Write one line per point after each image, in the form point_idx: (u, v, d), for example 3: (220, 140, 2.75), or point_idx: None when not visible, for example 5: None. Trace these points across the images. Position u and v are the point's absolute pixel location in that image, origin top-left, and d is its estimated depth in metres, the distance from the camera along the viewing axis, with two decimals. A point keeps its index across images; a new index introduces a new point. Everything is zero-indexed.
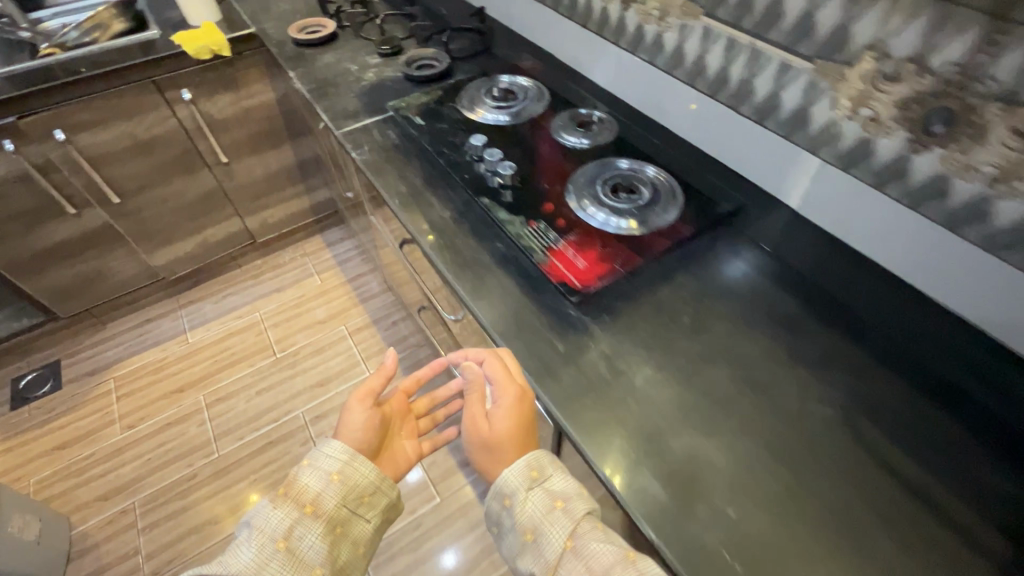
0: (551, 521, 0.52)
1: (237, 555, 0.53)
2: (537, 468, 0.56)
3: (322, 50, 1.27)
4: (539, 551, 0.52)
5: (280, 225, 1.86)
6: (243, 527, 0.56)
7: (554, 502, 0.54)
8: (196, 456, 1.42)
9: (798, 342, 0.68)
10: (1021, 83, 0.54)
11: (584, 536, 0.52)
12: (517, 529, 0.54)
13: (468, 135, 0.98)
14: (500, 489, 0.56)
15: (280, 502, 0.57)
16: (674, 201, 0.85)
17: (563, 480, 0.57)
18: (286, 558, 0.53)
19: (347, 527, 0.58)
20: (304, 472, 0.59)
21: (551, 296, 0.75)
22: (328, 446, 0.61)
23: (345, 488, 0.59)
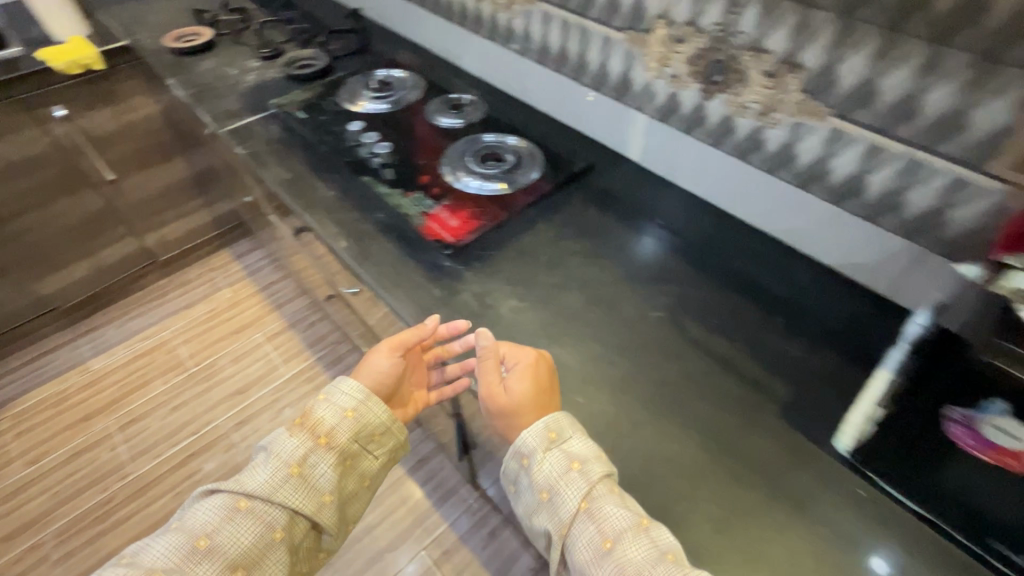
0: (568, 485, 0.56)
1: (255, 476, 0.63)
2: (557, 432, 0.58)
3: (200, 57, 1.30)
4: (554, 509, 0.57)
5: (182, 241, 1.82)
6: (261, 451, 0.65)
7: (571, 463, 0.57)
8: (110, 480, 1.38)
9: (638, 265, 0.81)
10: (759, 34, 0.69)
11: (598, 499, 0.55)
12: (534, 487, 0.58)
13: (349, 124, 1.06)
14: (517, 450, 0.60)
15: (295, 432, 0.66)
16: (536, 163, 0.97)
17: (580, 441, 0.59)
18: (299, 481, 0.63)
19: (354, 459, 0.68)
20: (321, 406, 0.67)
21: (429, 253, 0.84)
22: (344, 387, 0.68)
23: (355, 427, 0.67)
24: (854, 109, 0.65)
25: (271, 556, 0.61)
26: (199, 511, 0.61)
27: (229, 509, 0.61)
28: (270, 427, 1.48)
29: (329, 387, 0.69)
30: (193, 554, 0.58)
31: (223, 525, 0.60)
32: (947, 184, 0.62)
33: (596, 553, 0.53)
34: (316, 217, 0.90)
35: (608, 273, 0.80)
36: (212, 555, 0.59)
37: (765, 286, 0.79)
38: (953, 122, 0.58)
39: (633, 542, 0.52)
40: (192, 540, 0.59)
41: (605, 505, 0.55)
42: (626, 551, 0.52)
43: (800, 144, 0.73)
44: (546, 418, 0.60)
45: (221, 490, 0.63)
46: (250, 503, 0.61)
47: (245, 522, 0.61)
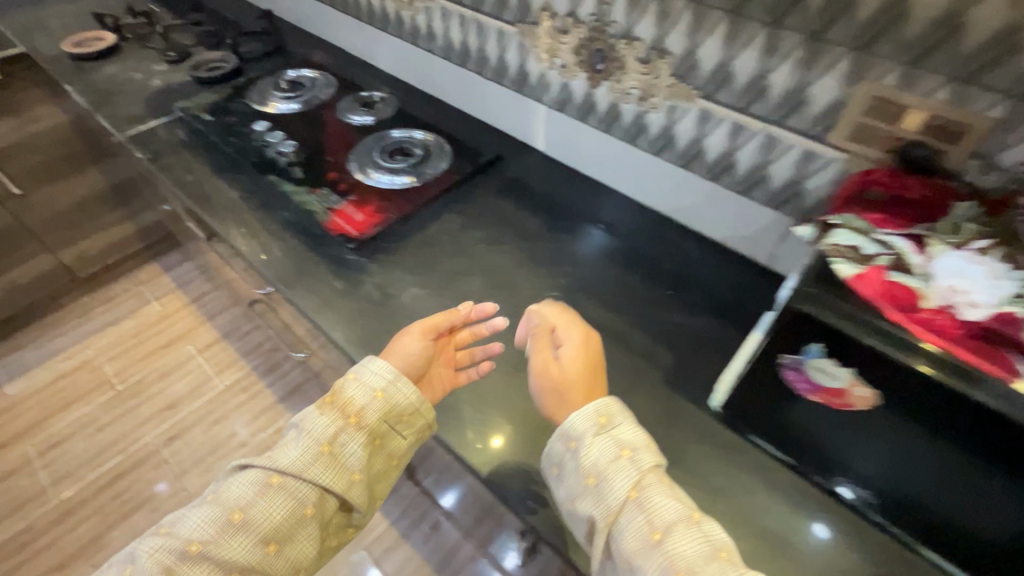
0: (617, 471, 0.49)
1: (288, 451, 0.56)
2: (608, 415, 0.51)
3: (103, 63, 1.25)
4: (601, 496, 0.49)
5: (103, 255, 1.75)
6: (293, 425, 0.58)
7: (622, 450, 0.50)
8: (31, 507, 1.32)
9: (538, 249, 0.84)
10: (629, 23, 0.73)
11: (649, 489, 0.48)
12: (579, 472, 0.50)
13: (256, 124, 1.05)
14: (565, 431, 0.52)
15: (326, 409, 0.58)
16: (444, 156, 0.99)
17: (632, 426, 0.52)
18: (329, 461, 0.56)
19: (385, 441, 0.59)
20: (350, 385, 0.59)
21: (334, 248, 0.84)
22: (373, 364, 0.60)
23: (384, 406, 0.59)
24: (716, 90, 0.70)
25: (303, 535, 0.55)
26: (234, 483, 0.55)
27: (262, 485, 0.54)
28: (203, 440, 1.44)
29: (356, 365, 0.61)
30: (227, 529, 0.52)
31: (256, 500, 0.54)
32: (800, 156, 0.67)
33: (647, 550, 0.45)
34: (219, 218, 0.89)
35: (510, 258, 0.83)
36: (247, 530, 0.52)
37: (658, 262, 0.83)
38: (797, 98, 0.64)
39: (685, 537, 0.45)
40: (226, 514, 0.53)
41: (657, 495, 0.48)
42: (680, 547, 0.45)
43: (678, 126, 0.78)
44: (598, 401, 0.52)
45: (255, 463, 0.56)
46: (283, 479, 0.55)
47: (280, 498, 0.54)
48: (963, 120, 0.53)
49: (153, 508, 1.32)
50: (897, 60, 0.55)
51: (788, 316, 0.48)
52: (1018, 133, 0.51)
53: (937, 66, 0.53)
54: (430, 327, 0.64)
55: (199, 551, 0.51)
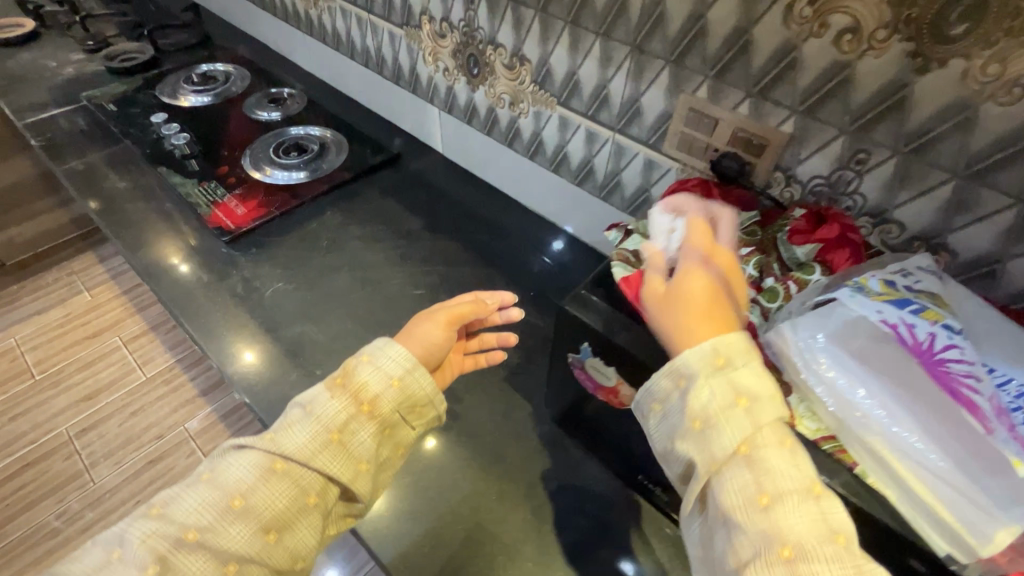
0: (728, 421, 0.35)
1: (295, 433, 0.44)
2: (728, 354, 0.37)
3: (18, 49, 1.25)
4: (704, 443, 0.36)
5: (33, 243, 1.73)
6: (295, 405, 0.46)
7: (738, 397, 0.36)
8: None
9: (413, 248, 0.86)
10: (492, 29, 0.75)
11: (765, 446, 0.35)
12: (678, 413, 0.37)
13: (157, 116, 1.05)
14: (673, 365, 0.38)
15: (336, 391, 0.46)
16: (341, 153, 1.00)
17: (759, 372, 0.37)
18: (338, 451, 0.44)
19: (396, 433, 0.47)
20: (362, 368, 0.47)
21: (209, 240, 0.85)
22: (394, 347, 0.47)
23: (399, 396, 0.46)
24: (569, 97, 0.72)
25: (306, 529, 0.42)
26: (231, 462, 0.43)
27: (262, 469, 0.42)
28: (118, 432, 1.43)
29: (371, 345, 0.48)
30: (223, 518, 0.40)
31: (257, 485, 0.42)
32: (643, 164, 0.69)
33: (754, 520, 0.33)
34: (101, 208, 0.89)
35: (383, 256, 0.84)
36: (247, 518, 0.41)
37: (525, 265, 0.85)
38: (632, 108, 0.66)
39: (801, 516, 0.33)
40: (224, 502, 0.41)
41: (775, 459, 0.35)
42: (797, 527, 0.32)
43: (544, 132, 0.79)
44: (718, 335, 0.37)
45: (257, 442, 0.44)
46: (289, 465, 0.43)
47: (287, 488, 0.42)
48: (762, 134, 0.56)
49: (58, 498, 1.31)
50: (705, 74, 0.57)
51: (563, 317, 0.50)
52: (806, 148, 0.54)
53: (736, 81, 0.55)
54: (462, 312, 0.54)
55: (196, 540, 0.39)
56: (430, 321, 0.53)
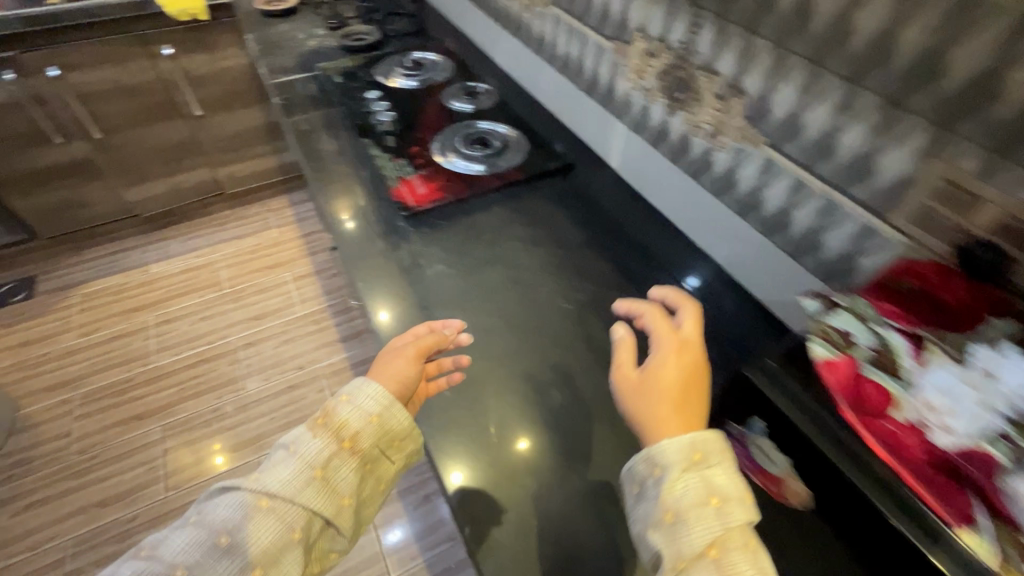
0: (701, 522, 0.41)
1: (278, 474, 0.51)
2: (702, 451, 0.44)
3: (280, 20, 1.48)
4: (674, 535, 0.41)
5: (248, 180, 2.06)
6: (275, 447, 0.53)
7: (711, 497, 0.42)
8: (134, 364, 1.61)
9: (568, 260, 0.85)
10: (712, 55, 0.71)
11: (733, 552, 0.40)
12: (654, 502, 0.43)
13: (371, 92, 1.17)
14: (650, 454, 0.44)
15: (319, 431, 0.53)
16: (519, 153, 1.03)
17: (731, 477, 0.43)
18: (320, 486, 0.51)
19: (376, 467, 0.56)
20: (342, 407, 0.55)
21: (390, 210, 0.92)
22: (371, 387, 0.56)
23: (378, 431, 0.55)
24: (785, 140, 0.65)
25: (288, 567, 0.47)
26: (215, 504, 0.49)
27: (249, 508, 0.49)
28: (271, 354, 1.65)
29: (350, 387, 0.57)
30: (210, 555, 0.46)
31: (242, 524, 0.48)
32: (857, 231, 0.61)
33: None
34: (311, 164, 1.02)
35: (539, 261, 0.85)
36: (232, 555, 0.46)
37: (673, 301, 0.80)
38: (864, 165, 0.57)
39: None
40: (210, 540, 0.47)
41: (743, 564, 0.40)
42: None
43: (741, 172, 0.74)
44: (695, 432, 0.45)
45: (241, 483, 0.50)
46: (273, 503, 0.49)
47: (271, 523, 0.48)
48: None
49: (216, 396, 1.54)
50: (981, 144, 0.47)
51: (740, 377, 0.49)
52: None
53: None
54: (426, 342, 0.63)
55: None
56: (392, 356, 0.62)
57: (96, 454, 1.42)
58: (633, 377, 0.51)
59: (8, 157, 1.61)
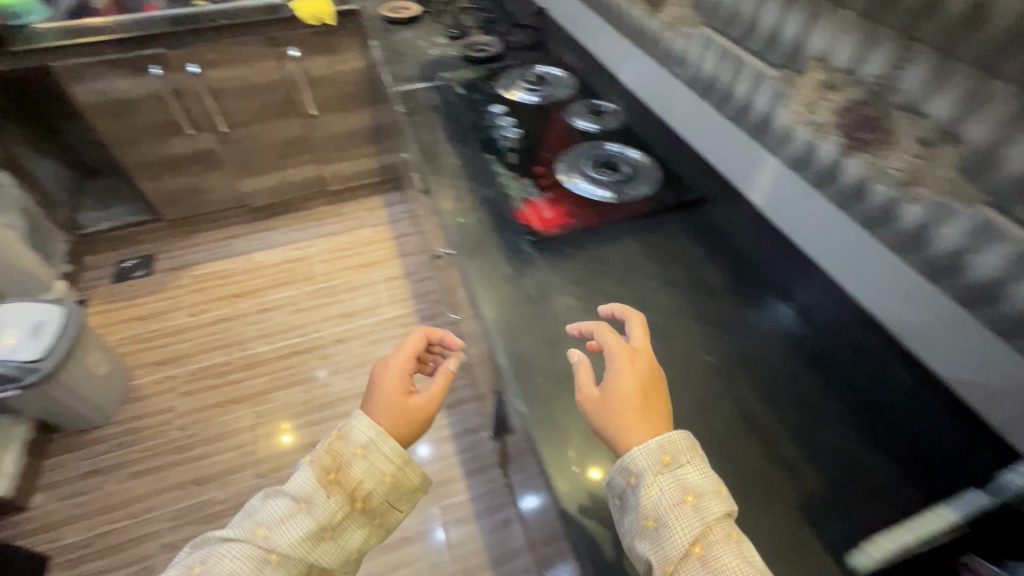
0: (679, 517, 0.48)
1: (290, 531, 0.63)
2: (671, 454, 0.51)
3: (403, 28, 1.50)
4: (659, 542, 0.48)
5: (349, 178, 2.12)
6: (282, 496, 0.66)
7: (683, 495, 0.49)
8: (234, 349, 1.68)
9: (706, 306, 0.79)
10: (922, 95, 0.60)
11: (714, 545, 0.47)
12: (636, 509, 0.50)
13: (493, 106, 1.15)
14: (624, 466, 0.52)
15: (333, 491, 0.65)
16: (650, 182, 0.97)
17: (699, 473, 0.51)
18: (329, 541, 0.64)
19: (381, 514, 0.70)
20: (358, 467, 0.67)
21: (514, 233, 0.88)
22: (388, 445, 0.69)
23: (387, 488, 0.69)
24: (1015, 202, 0.53)
25: None
26: (226, 554, 0.62)
27: (262, 560, 0.61)
28: (358, 352, 1.68)
29: (362, 438, 0.68)
30: None
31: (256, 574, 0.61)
32: None
33: None
34: (435, 178, 1.01)
35: (675, 305, 0.78)
36: None
37: (836, 364, 0.73)
38: None
39: None
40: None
41: (726, 555, 0.47)
42: None
43: (940, 230, 0.62)
44: (660, 436, 0.53)
45: (253, 538, 0.62)
46: (280, 556, 0.62)
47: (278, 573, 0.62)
48: None
49: (304, 390, 1.58)
50: None
51: None
52: None
53: None
54: (430, 393, 0.75)
55: None
56: (400, 408, 0.73)
57: (195, 432, 1.49)
58: (595, 395, 0.58)
59: (146, 144, 1.74)
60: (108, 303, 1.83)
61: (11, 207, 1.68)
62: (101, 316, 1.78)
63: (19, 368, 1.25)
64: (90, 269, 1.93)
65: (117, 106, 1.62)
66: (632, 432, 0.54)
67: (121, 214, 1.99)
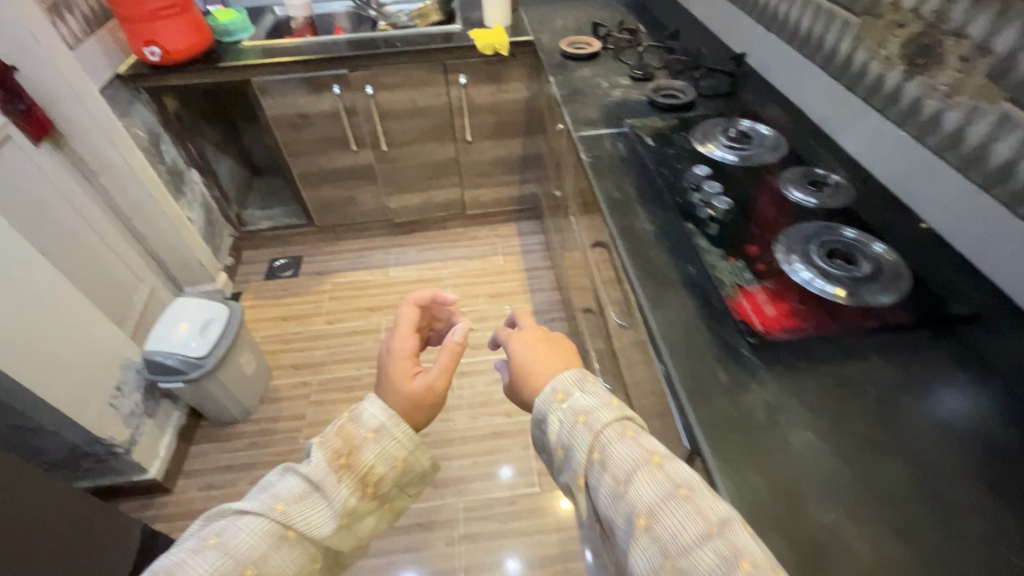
0: (574, 433, 0.56)
1: (310, 512, 0.58)
2: (562, 390, 0.61)
3: (582, 64, 1.43)
4: (570, 466, 0.56)
5: (488, 204, 2.10)
6: (294, 475, 0.60)
7: (576, 416, 0.58)
8: (364, 365, 1.70)
9: (1009, 480, 0.59)
10: None
11: (607, 445, 0.54)
12: (550, 443, 0.59)
13: (692, 164, 1.02)
14: (536, 420, 0.62)
15: (346, 472, 0.61)
16: (896, 283, 0.78)
17: (589, 397, 0.60)
18: (340, 526, 0.60)
19: (393, 501, 0.66)
20: (372, 450, 0.63)
21: (729, 331, 0.75)
22: (399, 430, 0.65)
23: (400, 474, 0.65)
24: None
25: None
26: (240, 529, 0.55)
27: (275, 540, 0.56)
28: (482, 390, 1.62)
29: (373, 421, 0.64)
30: None
31: (268, 555, 0.55)
32: None
33: (617, 506, 0.50)
34: (628, 244, 0.90)
35: (957, 466, 0.60)
36: None
37: None
38: None
39: (651, 488, 0.49)
40: (236, 570, 0.53)
41: (619, 448, 0.53)
42: (649, 502, 0.48)
43: None
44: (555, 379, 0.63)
45: (266, 515, 0.56)
46: (298, 536, 0.57)
47: (293, 556, 0.56)
48: None
49: None
50: None
51: None
52: None
53: None
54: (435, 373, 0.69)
55: None
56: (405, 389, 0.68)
57: None
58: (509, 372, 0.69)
59: (314, 156, 1.83)
60: (259, 298, 1.94)
61: (195, 201, 1.85)
62: (252, 310, 1.90)
63: (185, 363, 1.33)
64: (247, 264, 2.07)
65: (296, 120, 1.72)
66: (535, 388, 0.66)
67: (279, 216, 2.13)
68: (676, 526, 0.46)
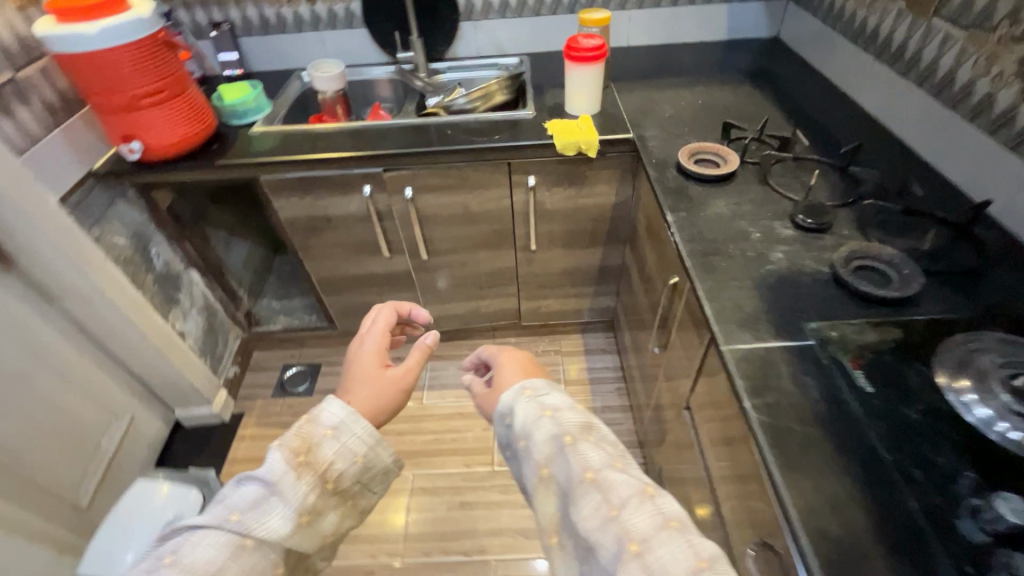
0: (543, 430, 0.50)
1: (268, 515, 0.47)
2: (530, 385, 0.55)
3: (714, 190, 0.97)
4: (534, 465, 0.49)
5: (549, 316, 1.66)
6: (251, 480, 0.49)
7: (542, 409, 0.52)
8: (380, 552, 1.28)
9: None
10: None
11: (581, 448, 0.48)
12: (513, 436, 0.53)
13: (979, 478, 0.55)
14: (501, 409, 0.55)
15: (302, 470, 0.50)
16: None
17: (557, 394, 0.55)
18: (302, 528, 0.49)
19: (356, 500, 0.54)
20: (328, 444, 0.52)
21: None
22: (362, 424, 0.54)
23: (361, 471, 0.53)
24: None
25: None
26: (200, 541, 0.45)
27: (234, 547, 0.45)
28: None
29: (333, 419, 0.54)
30: None
31: (228, 565, 0.44)
32: None
33: (592, 517, 0.44)
34: None
35: None
36: None
37: None
38: None
39: (641, 513, 0.43)
40: None
41: (592, 453, 0.48)
42: (641, 529, 0.42)
43: None
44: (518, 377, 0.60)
45: (223, 523, 0.46)
46: (259, 542, 0.46)
47: (251, 567, 0.45)
48: None
49: None
50: None
51: None
52: None
53: None
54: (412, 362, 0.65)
55: None
56: (380, 383, 0.63)
57: None
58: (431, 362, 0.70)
59: (339, 261, 1.45)
60: (262, 425, 1.58)
61: (192, 308, 1.51)
62: (251, 444, 1.53)
63: None
64: (255, 371, 1.72)
65: (316, 223, 1.35)
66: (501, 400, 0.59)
67: (298, 312, 1.77)
68: (669, 557, 0.41)
